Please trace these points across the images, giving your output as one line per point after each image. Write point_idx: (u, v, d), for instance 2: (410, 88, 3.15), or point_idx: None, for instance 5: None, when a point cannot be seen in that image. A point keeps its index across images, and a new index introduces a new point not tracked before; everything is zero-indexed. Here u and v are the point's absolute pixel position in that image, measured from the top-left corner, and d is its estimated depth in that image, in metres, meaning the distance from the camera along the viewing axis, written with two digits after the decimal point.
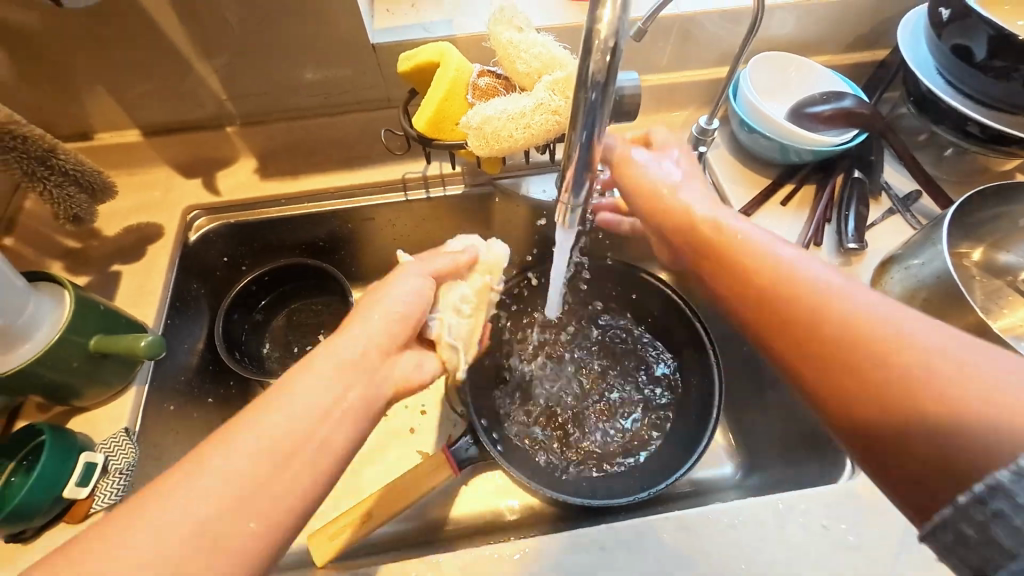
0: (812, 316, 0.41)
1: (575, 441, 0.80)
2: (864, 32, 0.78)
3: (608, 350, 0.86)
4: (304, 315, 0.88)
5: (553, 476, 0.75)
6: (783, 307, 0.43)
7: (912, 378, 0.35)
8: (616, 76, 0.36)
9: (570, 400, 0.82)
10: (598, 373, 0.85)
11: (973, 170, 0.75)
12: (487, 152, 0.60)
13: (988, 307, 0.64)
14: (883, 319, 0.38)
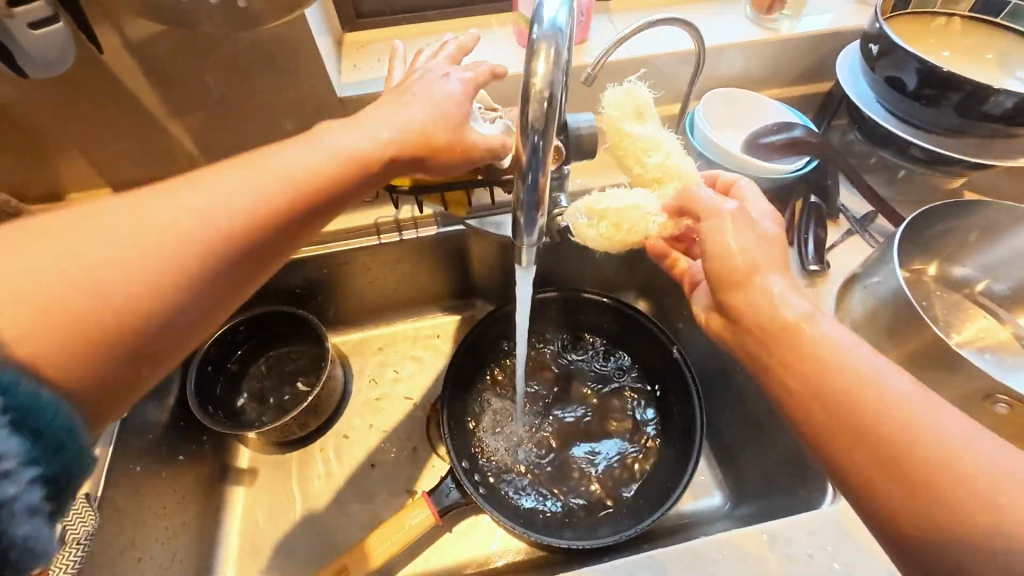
0: (913, 444, 0.37)
1: (561, 477, 0.78)
2: (809, 66, 0.83)
3: (582, 382, 0.86)
4: (279, 363, 0.87)
5: (535, 517, 0.73)
6: (876, 433, 0.38)
7: (982, 520, 0.33)
8: (555, 120, 0.39)
9: (547, 434, 0.81)
10: (574, 405, 0.84)
11: (924, 190, 0.78)
12: (612, 244, 0.61)
13: (948, 321, 0.66)
14: (977, 460, 0.35)
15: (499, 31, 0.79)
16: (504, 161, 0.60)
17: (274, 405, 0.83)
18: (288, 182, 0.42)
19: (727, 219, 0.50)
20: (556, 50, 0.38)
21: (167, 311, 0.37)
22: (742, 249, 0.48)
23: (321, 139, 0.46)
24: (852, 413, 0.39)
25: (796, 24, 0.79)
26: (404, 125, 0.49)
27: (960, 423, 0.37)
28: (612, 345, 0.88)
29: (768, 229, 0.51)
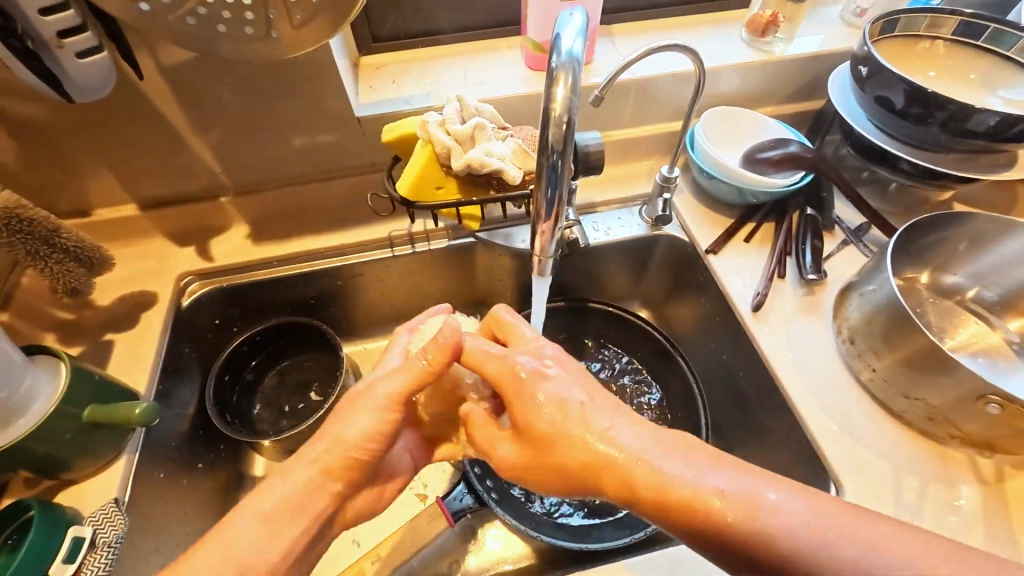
0: (776, 551, 0.39)
1: None
2: (802, 84, 0.87)
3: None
4: (294, 373, 0.89)
5: (543, 519, 0.75)
6: (753, 554, 0.39)
7: None
8: (572, 141, 0.42)
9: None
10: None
11: (915, 202, 0.82)
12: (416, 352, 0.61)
13: (942, 327, 0.69)
14: (869, 552, 0.37)
15: (507, 54, 0.83)
16: (516, 178, 0.64)
17: (289, 414, 0.86)
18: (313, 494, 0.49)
19: (535, 367, 0.51)
20: (574, 78, 0.41)
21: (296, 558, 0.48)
22: (544, 395, 0.48)
23: (345, 428, 0.51)
24: (720, 533, 0.40)
25: (788, 46, 0.84)
26: (398, 373, 0.53)
27: (785, 499, 0.40)
28: (621, 351, 0.90)
29: (556, 368, 0.51)
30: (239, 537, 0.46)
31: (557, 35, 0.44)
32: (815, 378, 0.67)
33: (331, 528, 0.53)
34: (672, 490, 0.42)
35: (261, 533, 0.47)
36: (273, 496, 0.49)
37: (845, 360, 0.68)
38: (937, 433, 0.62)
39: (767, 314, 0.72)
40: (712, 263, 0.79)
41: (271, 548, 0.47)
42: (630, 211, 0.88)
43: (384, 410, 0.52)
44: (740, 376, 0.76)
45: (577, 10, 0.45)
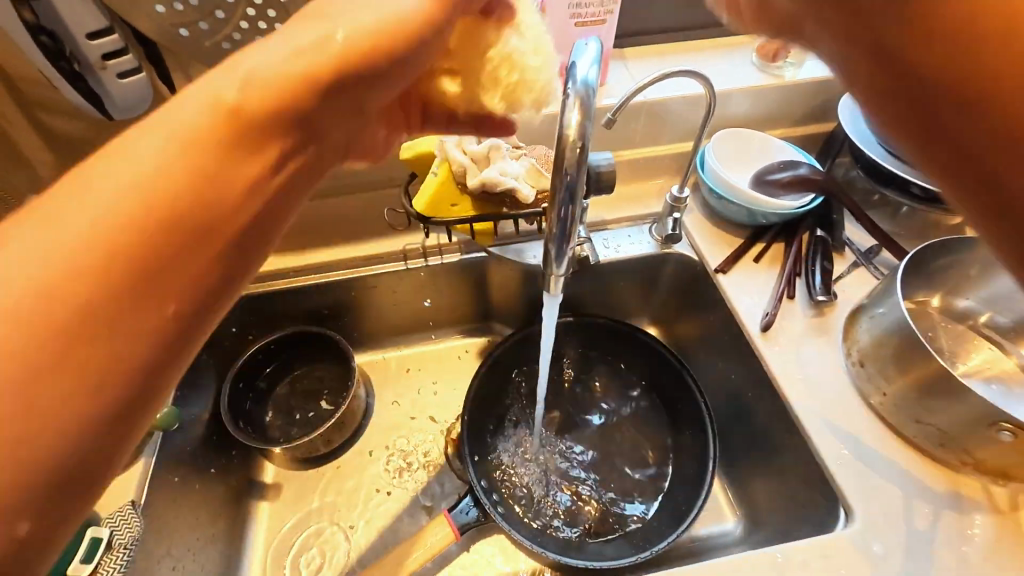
0: None
1: (580, 497, 0.80)
2: (813, 108, 0.89)
3: (597, 406, 0.89)
4: (306, 380, 0.91)
5: (547, 535, 0.75)
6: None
7: None
8: (585, 164, 0.44)
9: (561, 454, 0.84)
10: (588, 428, 0.86)
11: (926, 225, 0.82)
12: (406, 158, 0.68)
13: (954, 351, 0.68)
14: None
15: None
16: (530, 197, 0.66)
17: (301, 422, 0.87)
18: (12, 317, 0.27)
19: None
20: (588, 104, 0.44)
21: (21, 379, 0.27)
22: None
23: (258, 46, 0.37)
24: (862, 11, 0.32)
25: (798, 71, 0.86)
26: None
27: None
28: (628, 369, 0.91)
29: None
30: (104, 191, 0.31)
31: (573, 62, 0.46)
32: (825, 401, 0.67)
33: (177, 299, 0.32)
34: (791, 15, 0.38)
35: (189, 257, 0.33)
36: (64, 228, 0.30)
37: (855, 383, 0.67)
38: (949, 459, 0.61)
39: (777, 334, 0.72)
40: (721, 282, 0.79)
41: (189, 280, 0.33)
42: (640, 228, 0.89)
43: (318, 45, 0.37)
44: (748, 396, 0.76)
45: (591, 39, 0.47)
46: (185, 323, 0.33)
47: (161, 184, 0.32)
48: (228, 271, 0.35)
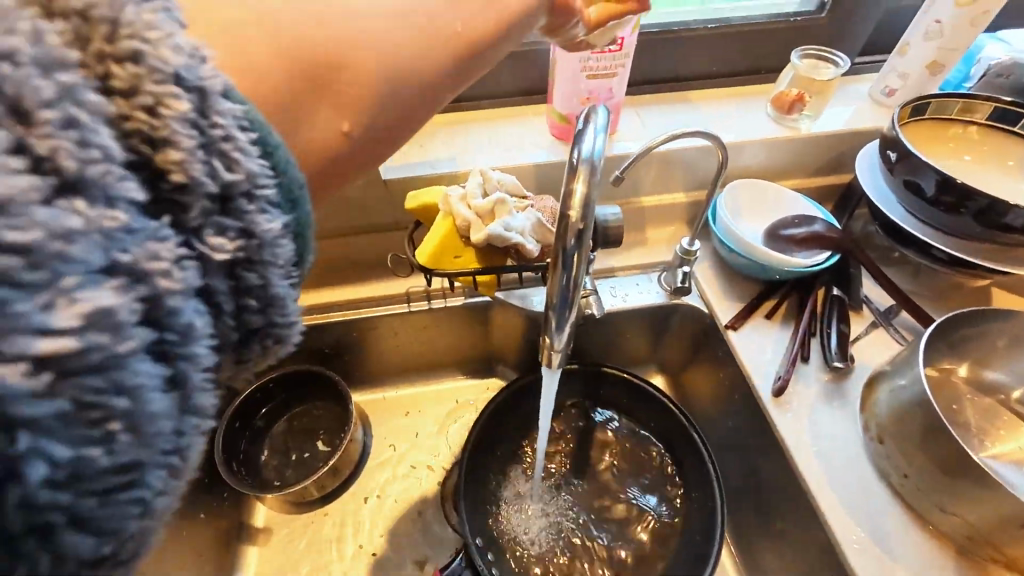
0: None
1: (580, 553, 0.78)
2: (830, 160, 0.87)
3: (601, 462, 0.86)
4: (304, 419, 0.89)
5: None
6: None
7: None
8: (587, 236, 0.43)
9: (563, 512, 0.82)
10: (590, 485, 0.84)
11: (950, 286, 0.79)
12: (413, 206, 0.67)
13: (982, 428, 0.64)
14: None
15: (533, 120, 0.85)
16: (534, 252, 0.65)
17: (296, 463, 0.86)
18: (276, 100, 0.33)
19: None
20: (593, 175, 0.42)
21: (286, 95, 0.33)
22: None
23: None
24: None
25: (815, 123, 0.84)
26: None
27: None
28: (633, 421, 0.88)
29: None
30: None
31: (579, 131, 0.45)
32: (840, 476, 0.63)
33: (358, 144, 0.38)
34: None
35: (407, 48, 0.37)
36: (323, 30, 0.34)
37: (872, 457, 0.64)
38: (976, 552, 0.57)
39: (789, 399, 0.69)
40: (731, 338, 0.77)
41: (411, 72, 0.37)
42: (649, 276, 0.87)
43: None
44: (759, 461, 0.73)
45: (598, 109, 0.46)
46: (355, 144, 0.37)
47: (412, 6, 0.37)
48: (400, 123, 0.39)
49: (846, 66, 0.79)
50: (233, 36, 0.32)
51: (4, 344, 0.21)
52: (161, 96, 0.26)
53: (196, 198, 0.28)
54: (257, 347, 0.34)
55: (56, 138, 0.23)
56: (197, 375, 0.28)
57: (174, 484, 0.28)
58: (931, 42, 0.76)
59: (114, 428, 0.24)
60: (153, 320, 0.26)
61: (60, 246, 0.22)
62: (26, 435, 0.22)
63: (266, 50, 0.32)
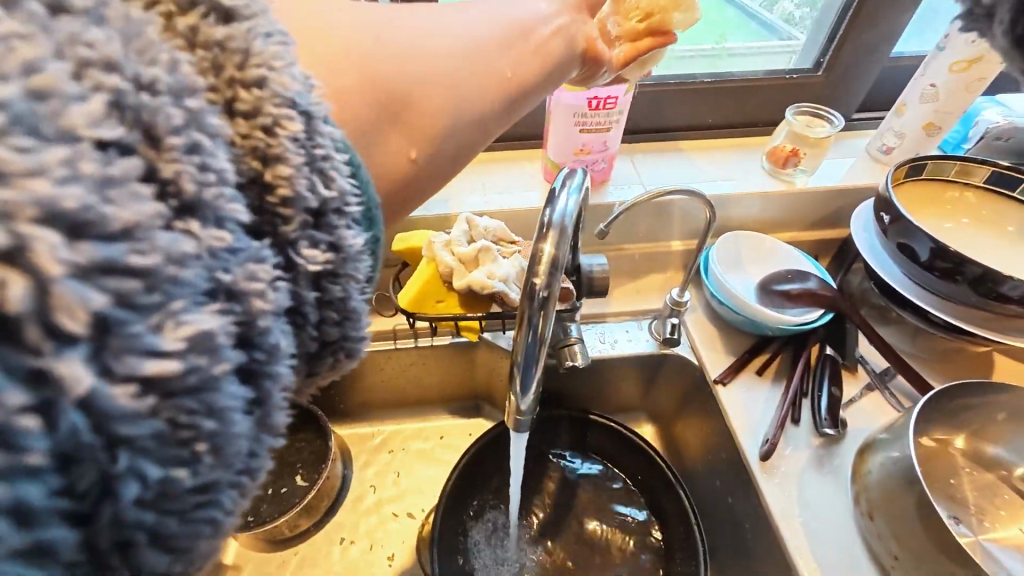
0: None
1: None
2: (826, 214, 0.86)
3: (583, 509, 0.83)
4: (284, 452, 0.88)
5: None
6: None
7: None
8: (555, 298, 0.42)
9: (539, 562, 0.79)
10: (568, 535, 0.81)
11: (949, 350, 0.76)
12: (399, 249, 0.67)
13: (982, 507, 0.61)
14: None
15: (529, 164, 0.86)
16: (517, 299, 0.65)
17: (271, 498, 0.84)
18: (359, 122, 0.33)
19: None
20: (563, 239, 0.42)
21: (364, 118, 0.34)
22: None
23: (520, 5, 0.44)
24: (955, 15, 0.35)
25: (810, 177, 0.84)
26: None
27: None
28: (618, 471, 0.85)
29: None
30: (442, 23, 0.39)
31: (554, 192, 0.45)
32: (827, 550, 0.60)
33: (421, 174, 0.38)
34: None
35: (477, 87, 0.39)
36: (404, 61, 0.36)
37: (862, 533, 0.61)
38: None
39: (778, 464, 0.66)
40: (720, 394, 0.74)
41: (476, 111, 0.39)
42: (639, 324, 0.86)
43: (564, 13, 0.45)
44: (745, 526, 0.69)
45: (573, 172, 0.46)
46: (418, 171, 0.37)
47: (478, 51, 0.39)
48: (462, 156, 0.40)
49: (840, 125, 0.79)
50: (324, 66, 0.33)
51: (115, 361, 0.18)
52: (279, 117, 0.26)
53: (296, 211, 0.27)
54: (330, 360, 0.31)
55: (181, 162, 0.21)
56: (279, 393, 0.25)
57: (240, 505, 0.25)
58: (927, 104, 0.76)
59: (201, 449, 0.21)
60: (245, 339, 0.23)
61: (176, 267, 0.20)
62: (128, 453, 0.19)
63: (351, 81, 0.33)
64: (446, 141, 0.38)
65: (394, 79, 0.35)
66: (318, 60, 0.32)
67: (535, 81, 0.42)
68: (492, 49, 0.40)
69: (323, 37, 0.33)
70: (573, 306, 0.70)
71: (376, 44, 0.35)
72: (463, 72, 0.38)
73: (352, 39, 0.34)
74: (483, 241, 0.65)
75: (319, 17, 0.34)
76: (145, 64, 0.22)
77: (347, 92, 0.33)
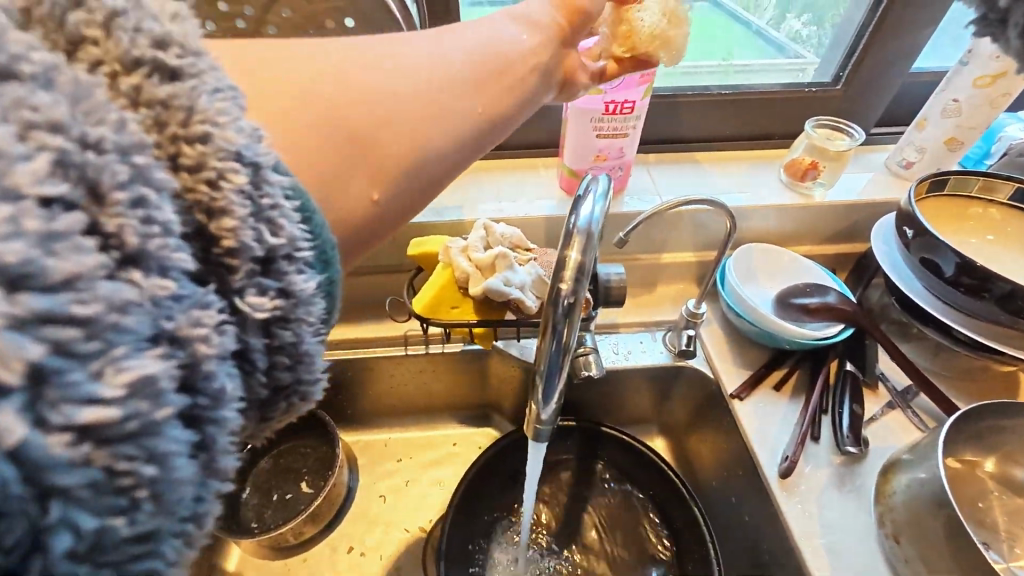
0: None
1: None
2: (844, 228, 0.85)
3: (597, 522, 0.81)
4: (290, 458, 0.87)
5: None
6: None
7: None
8: (582, 303, 0.42)
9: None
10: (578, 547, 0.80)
11: (973, 369, 0.74)
12: (414, 254, 0.67)
13: (1013, 533, 0.59)
14: None
15: (544, 172, 0.86)
16: (534, 307, 0.64)
17: (277, 504, 0.83)
18: (318, 163, 0.32)
19: None
20: (589, 245, 0.41)
21: (324, 162, 0.33)
22: None
23: (487, 38, 0.43)
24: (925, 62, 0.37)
25: (829, 191, 0.83)
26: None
27: None
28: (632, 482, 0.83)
29: None
30: (406, 58, 0.38)
31: (578, 198, 0.44)
32: (851, 574, 0.58)
33: (386, 214, 0.37)
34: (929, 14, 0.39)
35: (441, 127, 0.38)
36: (363, 99, 0.35)
37: (887, 556, 0.59)
38: None
39: (798, 482, 0.64)
40: (736, 408, 0.73)
41: (440, 148, 0.38)
42: (653, 335, 0.84)
43: (536, 45, 0.45)
44: (763, 547, 0.67)
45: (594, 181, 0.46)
46: (382, 212, 0.36)
47: (443, 84, 0.38)
48: (428, 192, 0.39)
49: (861, 138, 0.79)
50: (279, 110, 0.32)
51: (47, 412, 0.18)
52: (224, 170, 0.25)
53: (241, 261, 0.26)
54: (282, 405, 0.31)
55: (125, 217, 0.21)
56: (225, 438, 0.25)
57: (186, 556, 0.24)
58: (949, 119, 0.76)
59: (138, 497, 0.21)
60: (187, 385, 0.23)
61: (115, 325, 0.20)
62: (60, 503, 0.19)
63: (305, 117, 0.32)
64: (411, 179, 0.37)
65: (353, 119, 0.34)
66: (270, 110, 0.32)
67: (501, 115, 0.42)
68: (460, 82, 0.39)
69: (276, 84, 0.33)
70: (589, 316, 0.69)
71: (337, 81, 0.34)
72: (428, 108, 0.37)
73: (305, 83, 0.33)
74: (500, 248, 0.65)
75: (273, 65, 0.33)
76: (92, 125, 0.21)
77: (304, 133, 0.32)
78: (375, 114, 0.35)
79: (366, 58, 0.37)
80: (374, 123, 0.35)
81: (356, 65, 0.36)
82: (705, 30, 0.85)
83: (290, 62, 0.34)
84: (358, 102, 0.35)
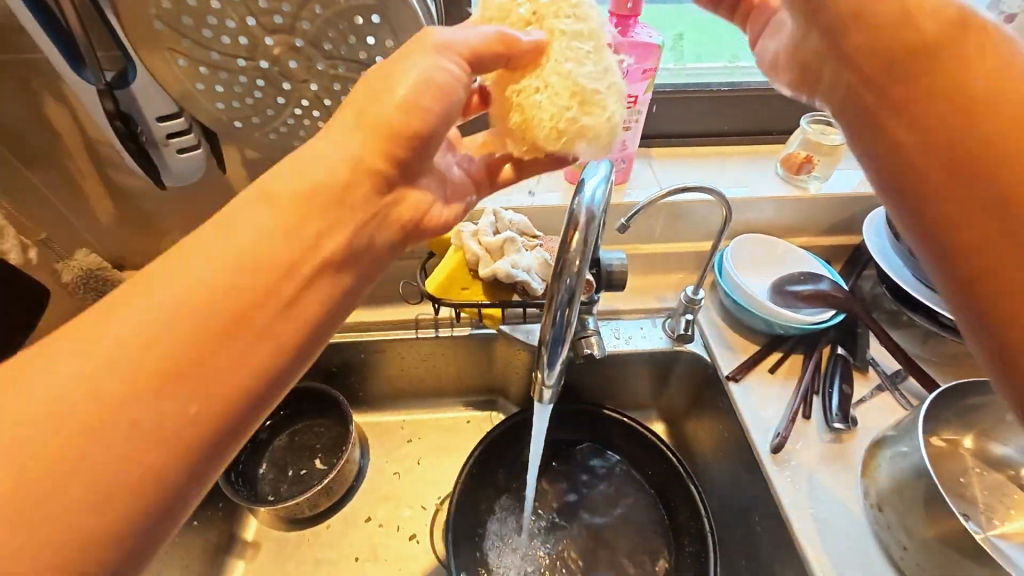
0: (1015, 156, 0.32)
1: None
2: (838, 220, 0.88)
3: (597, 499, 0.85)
4: (304, 436, 0.91)
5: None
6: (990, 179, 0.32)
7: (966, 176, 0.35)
8: (585, 274, 0.45)
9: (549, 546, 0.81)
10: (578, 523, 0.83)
11: (959, 354, 0.77)
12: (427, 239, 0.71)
13: (991, 505, 0.62)
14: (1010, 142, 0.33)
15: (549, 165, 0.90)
16: (539, 289, 0.68)
17: (292, 479, 0.87)
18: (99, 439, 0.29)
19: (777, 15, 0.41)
20: (592, 223, 0.45)
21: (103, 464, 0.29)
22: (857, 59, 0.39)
23: (306, 174, 0.38)
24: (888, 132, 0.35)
25: (824, 184, 0.86)
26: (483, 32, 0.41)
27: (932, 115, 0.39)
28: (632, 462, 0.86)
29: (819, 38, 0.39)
30: (195, 258, 0.34)
31: (582, 180, 0.48)
32: (838, 541, 0.61)
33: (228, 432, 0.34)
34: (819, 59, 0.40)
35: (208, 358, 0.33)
36: (158, 314, 0.32)
37: (872, 525, 0.62)
38: None
39: (789, 458, 0.68)
40: (732, 389, 0.76)
41: (267, 350, 0.35)
42: (653, 321, 0.88)
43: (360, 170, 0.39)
44: (755, 520, 0.71)
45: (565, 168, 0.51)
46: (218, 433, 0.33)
47: (247, 275, 0.35)
48: (262, 398, 0.36)
49: None
50: (15, 425, 0.28)
51: None
52: None
53: None
54: None
55: None
56: None
57: None
58: None
59: None
60: None
61: None
62: None
63: (46, 412, 0.29)
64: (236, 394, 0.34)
65: (116, 411, 0.30)
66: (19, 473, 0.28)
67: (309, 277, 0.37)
68: (279, 259, 0.36)
69: (39, 379, 0.29)
70: (591, 299, 0.73)
71: (96, 338, 0.31)
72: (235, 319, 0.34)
73: None
74: (509, 233, 0.69)
75: (28, 370, 0.30)
76: None
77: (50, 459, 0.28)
78: (162, 336, 0.32)
79: (131, 309, 0.32)
80: (166, 355, 0.32)
81: (129, 317, 0.32)
82: (705, 39, 0.94)
83: (49, 358, 0.30)
84: (136, 337, 0.31)
